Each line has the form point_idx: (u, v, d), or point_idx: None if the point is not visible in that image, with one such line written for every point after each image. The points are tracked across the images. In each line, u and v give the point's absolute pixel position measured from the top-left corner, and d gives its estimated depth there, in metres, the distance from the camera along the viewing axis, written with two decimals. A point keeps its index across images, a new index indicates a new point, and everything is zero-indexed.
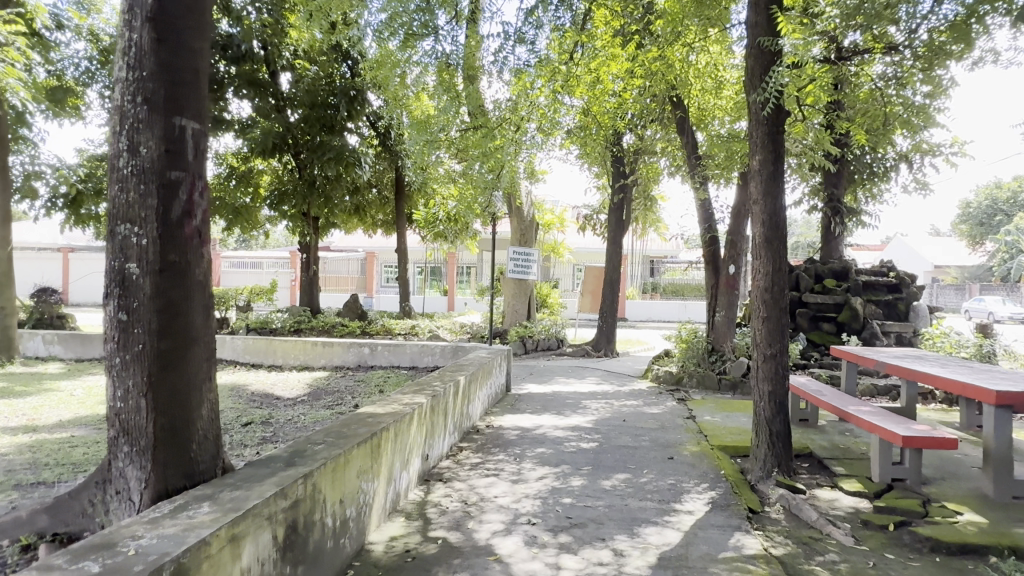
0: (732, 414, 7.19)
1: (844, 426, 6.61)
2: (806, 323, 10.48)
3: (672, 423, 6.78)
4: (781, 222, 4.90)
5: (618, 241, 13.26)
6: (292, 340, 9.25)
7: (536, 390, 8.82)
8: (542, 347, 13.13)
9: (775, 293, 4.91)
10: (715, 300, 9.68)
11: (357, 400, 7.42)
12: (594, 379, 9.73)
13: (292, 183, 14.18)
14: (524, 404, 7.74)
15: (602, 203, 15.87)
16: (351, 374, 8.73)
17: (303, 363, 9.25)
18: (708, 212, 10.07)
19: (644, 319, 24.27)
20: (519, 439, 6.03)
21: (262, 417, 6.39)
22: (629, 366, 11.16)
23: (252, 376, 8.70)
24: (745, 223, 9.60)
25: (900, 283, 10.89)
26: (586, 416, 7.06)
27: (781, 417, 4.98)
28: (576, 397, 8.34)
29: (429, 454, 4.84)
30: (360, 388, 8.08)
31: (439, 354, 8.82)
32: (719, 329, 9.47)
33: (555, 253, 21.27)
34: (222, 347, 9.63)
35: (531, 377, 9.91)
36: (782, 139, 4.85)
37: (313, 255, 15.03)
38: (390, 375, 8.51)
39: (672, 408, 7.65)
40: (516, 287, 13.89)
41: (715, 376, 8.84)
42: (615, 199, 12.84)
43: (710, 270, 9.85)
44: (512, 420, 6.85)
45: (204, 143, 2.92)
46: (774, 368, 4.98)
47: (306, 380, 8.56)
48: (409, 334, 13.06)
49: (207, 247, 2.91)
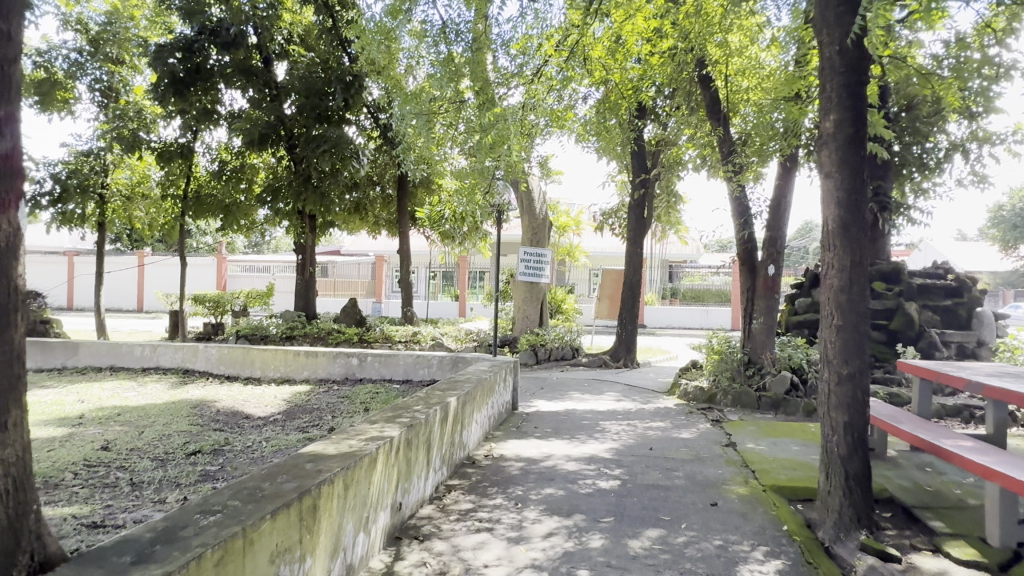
0: (780, 439, 6.06)
1: (921, 459, 5.40)
2: None
3: (709, 452, 5.62)
4: (863, 202, 3.75)
5: (638, 240, 12.19)
6: (271, 349, 8.18)
7: (547, 408, 7.70)
8: (556, 356, 12.01)
9: (855, 297, 3.77)
10: (750, 305, 8.47)
11: (338, 421, 6.35)
12: (614, 394, 8.58)
13: (285, 178, 13.17)
14: (532, 426, 6.61)
15: (620, 201, 14.75)
16: (335, 389, 7.65)
17: (285, 375, 8.15)
18: (743, 206, 8.84)
19: (663, 326, 23.05)
20: (523, 475, 4.91)
21: (215, 443, 5.33)
22: (652, 379, 9.99)
23: (224, 392, 7.59)
24: (785, 218, 8.39)
25: (961, 287, 9.61)
26: (605, 442, 5.92)
27: (859, 456, 3.84)
28: (593, 417, 7.20)
29: (403, 503, 3.75)
30: (343, 406, 7.00)
31: (437, 366, 7.75)
32: (757, 338, 8.26)
33: (569, 257, 20.18)
34: (194, 357, 8.43)
35: (543, 392, 8.78)
36: (865, 94, 3.71)
37: (309, 257, 14.02)
38: (380, 391, 7.42)
39: (706, 432, 6.49)
40: (527, 289, 12.73)
41: (755, 393, 7.71)
42: (636, 193, 11.89)
43: (745, 272, 8.65)
44: (516, 447, 5.73)
45: (9, 53, 1.99)
46: (852, 392, 3.82)
47: (284, 396, 7.47)
48: (409, 342, 11.98)
49: (9, 211, 1.94)
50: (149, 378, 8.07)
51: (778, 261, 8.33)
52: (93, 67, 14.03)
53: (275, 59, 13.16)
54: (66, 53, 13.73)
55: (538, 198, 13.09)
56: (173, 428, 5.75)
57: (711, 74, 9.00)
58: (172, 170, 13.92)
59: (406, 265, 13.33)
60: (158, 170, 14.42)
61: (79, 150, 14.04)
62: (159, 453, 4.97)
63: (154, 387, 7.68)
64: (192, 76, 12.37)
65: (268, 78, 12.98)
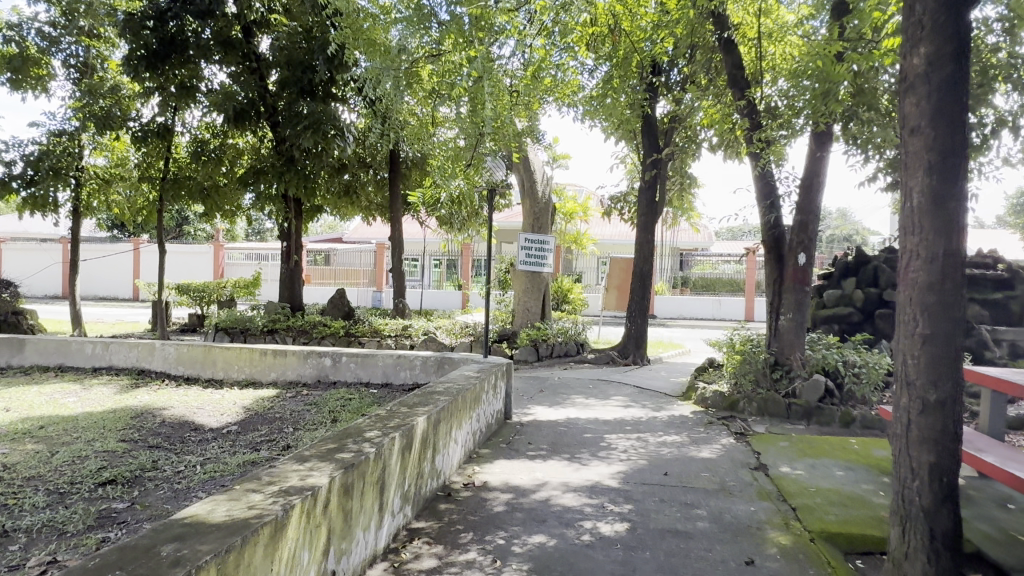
0: (820, 461, 5.09)
1: (997, 491, 4.40)
2: (888, 327, 8.68)
3: (736, 480, 4.65)
4: (964, 168, 2.76)
5: (649, 225, 11.19)
6: (235, 347, 7.26)
7: (545, 416, 6.74)
8: (558, 353, 11.04)
9: (948, 298, 2.78)
10: (778, 299, 7.47)
11: (297, 436, 5.42)
12: (621, 399, 7.63)
13: (267, 160, 12.14)
14: (525, 441, 5.66)
15: (630, 184, 13.73)
16: (303, 395, 6.73)
17: (250, 378, 7.24)
18: (769, 187, 7.79)
19: (674, 316, 22.07)
20: (508, 514, 3.96)
21: (138, 468, 4.42)
22: (665, 380, 9.01)
23: (178, 397, 6.69)
24: (818, 199, 7.36)
25: (1013, 278, 8.53)
26: (609, 465, 4.96)
27: (949, 509, 2.87)
28: (597, 428, 6.24)
29: (338, 571, 2.82)
30: (309, 415, 6.08)
31: (420, 368, 6.83)
32: (785, 337, 7.26)
33: (576, 244, 19.20)
34: (151, 355, 7.52)
35: (543, 395, 7.82)
36: (970, 18, 2.73)
37: (294, 244, 13.05)
38: (352, 398, 6.49)
39: (730, 450, 5.52)
40: (528, 278, 11.68)
41: (783, 400, 6.74)
42: (648, 174, 10.99)
43: (771, 261, 7.65)
44: (503, 472, 4.78)
45: None
46: (941, 422, 2.84)
47: (244, 402, 6.55)
48: (400, 336, 11.07)
49: None
50: (97, 380, 7.17)
51: (809, 249, 7.31)
52: (67, 41, 13.08)
53: (256, 30, 12.18)
54: (38, 25, 12.84)
55: (540, 178, 12.01)
56: (95, 446, 4.84)
57: (732, 36, 8.23)
58: (150, 151, 13.00)
59: (397, 252, 12.35)
60: (135, 151, 13.49)
61: (52, 129, 13.12)
62: (61, 484, 4.05)
63: (99, 391, 6.77)
64: (166, 48, 11.41)
65: (250, 50, 12.03)
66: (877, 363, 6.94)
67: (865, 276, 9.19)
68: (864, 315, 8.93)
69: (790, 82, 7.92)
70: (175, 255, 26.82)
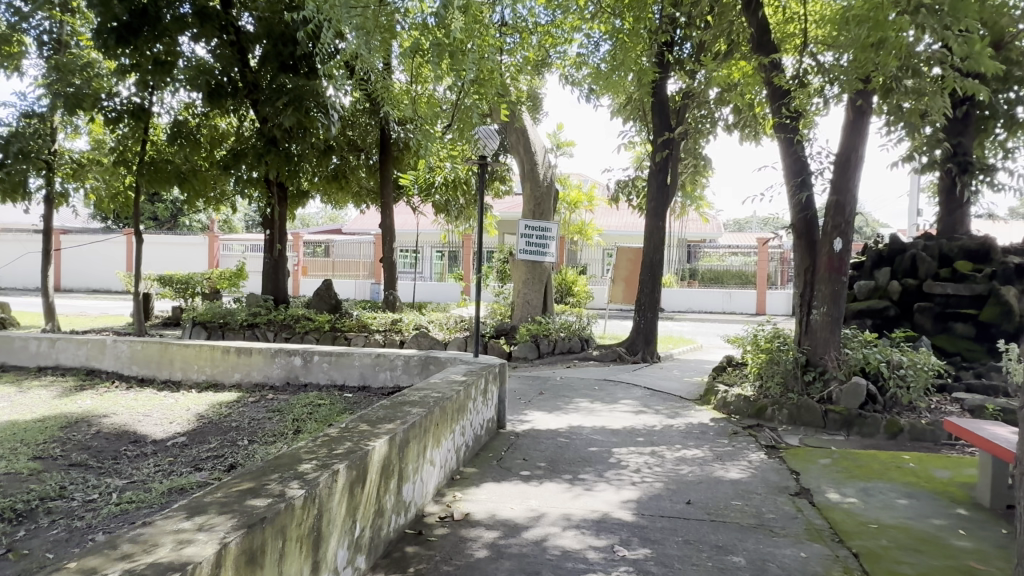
0: (873, 486, 4.23)
1: None
2: (929, 323, 7.78)
3: (776, 512, 3.78)
4: None
5: (659, 211, 10.27)
6: (194, 344, 6.42)
7: (544, 424, 5.87)
8: (561, 349, 10.16)
9: None
10: (810, 291, 6.59)
11: (248, 453, 4.57)
12: (631, 403, 6.75)
13: (248, 142, 11.23)
14: (520, 458, 4.79)
15: (638, 170, 12.81)
16: (268, 400, 5.88)
17: (212, 380, 6.40)
18: (799, 163, 6.85)
19: (682, 310, 21.20)
20: (491, 563, 3.09)
21: (37, 498, 3.57)
22: (679, 381, 8.11)
23: (125, 402, 5.86)
24: (855, 177, 6.47)
25: None
26: (619, 491, 4.10)
27: None
28: (604, 440, 5.38)
29: None
30: (270, 425, 5.23)
31: (402, 370, 5.98)
32: (818, 334, 6.39)
33: (582, 235, 18.36)
34: (102, 354, 6.69)
35: (543, 398, 6.94)
36: None
37: (277, 233, 12.17)
38: (322, 404, 5.64)
39: (762, 468, 4.65)
40: (528, 269, 10.78)
41: (819, 407, 5.87)
42: (659, 155, 10.08)
43: (801, 248, 6.75)
44: (491, 500, 3.92)
45: None
46: None
47: (198, 409, 5.70)
48: (389, 331, 10.24)
49: None
50: (39, 382, 6.35)
51: (846, 234, 6.43)
52: (38, 17, 12.14)
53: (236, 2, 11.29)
54: None
55: (541, 161, 10.87)
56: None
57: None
58: (125, 134, 12.12)
59: (387, 242, 11.48)
60: (111, 134, 12.60)
61: (22, 111, 12.26)
62: None
63: (36, 395, 5.94)
64: (138, 20, 10.55)
65: (229, 21, 11.18)
66: (925, 364, 6.06)
67: (901, 266, 8.27)
68: (900, 309, 8.03)
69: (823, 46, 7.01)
70: (169, 246, 26.04)
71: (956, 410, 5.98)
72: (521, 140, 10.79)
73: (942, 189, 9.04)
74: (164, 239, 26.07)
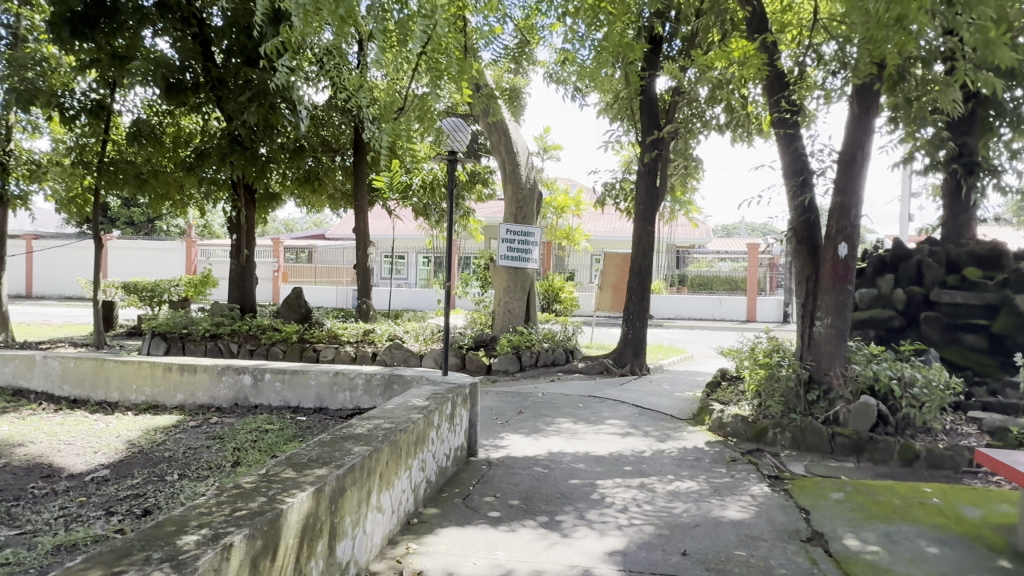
0: (896, 529, 3.65)
1: None
2: (936, 334, 7.25)
3: (788, 567, 3.18)
4: None
5: (647, 215, 9.69)
6: (133, 361, 5.78)
7: (520, 450, 5.25)
8: (544, 361, 9.55)
9: None
10: (811, 300, 6.05)
11: (172, 492, 3.93)
12: (618, 423, 6.15)
13: (213, 141, 10.56)
14: (490, 495, 4.17)
15: (625, 173, 12.24)
16: (210, 425, 5.24)
17: (152, 400, 5.75)
18: (799, 162, 6.30)
19: (672, 317, 20.67)
20: None
21: None
22: (670, 397, 7.52)
23: (48, 426, 5.20)
24: (860, 176, 5.92)
25: None
26: (602, 539, 3.49)
27: None
28: (587, 470, 4.77)
29: None
30: (207, 456, 4.59)
31: (363, 390, 5.36)
32: (821, 348, 5.84)
33: (568, 241, 17.83)
34: (31, 371, 6.03)
35: (521, 418, 6.33)
36: None
37: (245, 237, 11.49)
38: (270, 430, 5.00)
39: (766, 506, 4.06)
40: (510, 276, 10.11)
41: (825, 430, 5.30)
42: (648, 155, 9.51)
43: (802, 254, 6.20)
44: (450, 553, 3.29)
45: None
46: None
47: (129, 434, 5.05)
48: (361, 342, 9.62)
49: None
50: None
51: (852, 238, 5.87)
52: None
53: None
54: None
55: (523, 161, 10.26)
56: None
57: None
58: (84, 132, 11.42)
59: (361, 246, 10.86)
60: (70, 133, 11.90)
61: None
62: None
63: None
64: (94, 11, 9.89)
65: (192, 13, 10.37)
66: (940, 381, 5.51)
67: (906, 273, 7.75)
68: (906, 319, 7.50)
69: (828, 36, 6.48)
70: (145, 251, 25.24)
71: (974, 432, 5.43)
72: (503, 139, 10.12)
73: (946, 191, 8.54)
74: (139, 244, 25.28)
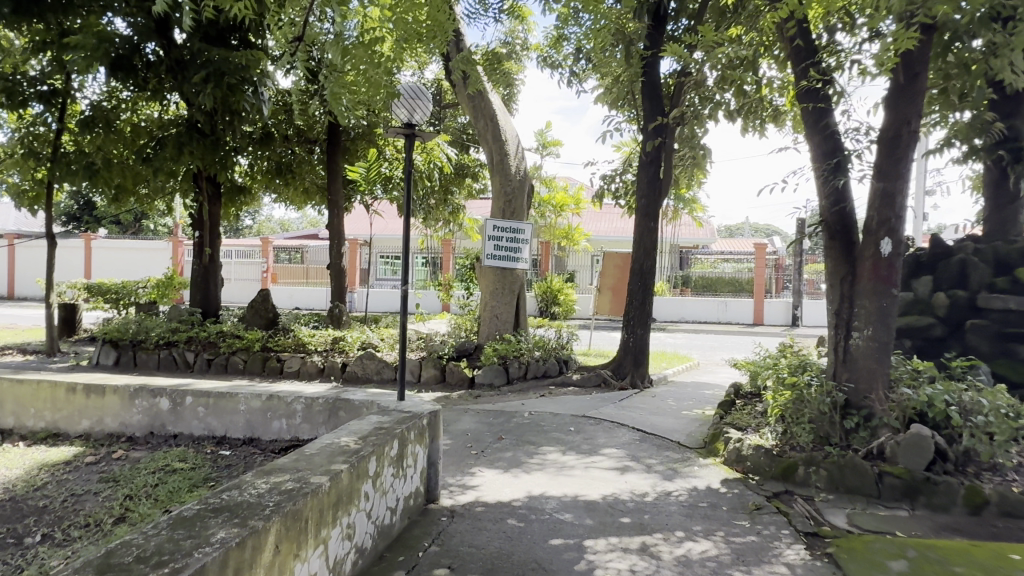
0: None
1: None
2: (984, 344, 6.27)
3: None
4: None
5: (650, 211, 8.70)
6: (31, 381, 4.80)
7: (494, 491, 4.27)
8: (534, 373, 8.54)
9: None
10: (846, 307, 5.06)
11: (11, 566, 2.94)
12: (614, 453, 5.17)
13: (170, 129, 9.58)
14: (443, 564, 3.18)
15: (626, 166, 11.21)
16: (111, 462, 4.26)
17: (52, 428, 4.77)
18: (831, 143, 5.29)
19: (673, 320, 19.60)
20: None
21: None
22: (675, 417, 6.52)
23: None
24: (907, 158, 4.90)
25: None
26: None
27: None
28: (574, 522, 3.78)
29: None
30: (88, 507, 3.60)
31: (302, 417, 4.37)
32: (859, 365, 4.86)
33: (567, 240, 16.80)
34: None
35: (498, 446, 5.34)
36: None
37: (209, 236, 10.50)
38: (181, 469, 4.02)
39: None
40: (497, 278, 9.11)
41: (869, 468, 4.31)
42: (650, 142, 8.49)
43: (834, 252, 5.20)
44: None
45: None
46: None
47: (6, 475, 4.07)
48: (331, 352, 8.67)
49: None
50: None
51: (897, 232, 4.86)
52: None
53: None
54: None
55: (512, 150, 9.24)
56: None
57: None
58: (36, 121, 10.46)
59: (336, 245, 9.89)
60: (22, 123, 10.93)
61: None
62: None
63: None
64: None
65: None
66: (1007, 406, 4.52)
67: (946, 274, 6.75)
68: (948, 327, 6.50)
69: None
70: (129, 250, 24.28)
71: None
72: (490, 126, 9.12)
73: (990, 182, 7.52)
74: (125, 243, 24.31)
